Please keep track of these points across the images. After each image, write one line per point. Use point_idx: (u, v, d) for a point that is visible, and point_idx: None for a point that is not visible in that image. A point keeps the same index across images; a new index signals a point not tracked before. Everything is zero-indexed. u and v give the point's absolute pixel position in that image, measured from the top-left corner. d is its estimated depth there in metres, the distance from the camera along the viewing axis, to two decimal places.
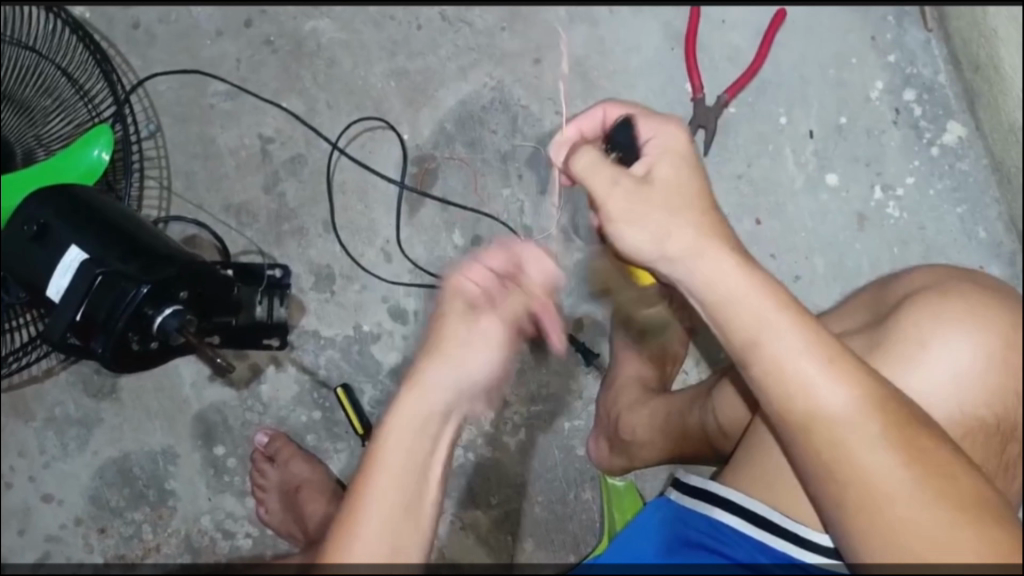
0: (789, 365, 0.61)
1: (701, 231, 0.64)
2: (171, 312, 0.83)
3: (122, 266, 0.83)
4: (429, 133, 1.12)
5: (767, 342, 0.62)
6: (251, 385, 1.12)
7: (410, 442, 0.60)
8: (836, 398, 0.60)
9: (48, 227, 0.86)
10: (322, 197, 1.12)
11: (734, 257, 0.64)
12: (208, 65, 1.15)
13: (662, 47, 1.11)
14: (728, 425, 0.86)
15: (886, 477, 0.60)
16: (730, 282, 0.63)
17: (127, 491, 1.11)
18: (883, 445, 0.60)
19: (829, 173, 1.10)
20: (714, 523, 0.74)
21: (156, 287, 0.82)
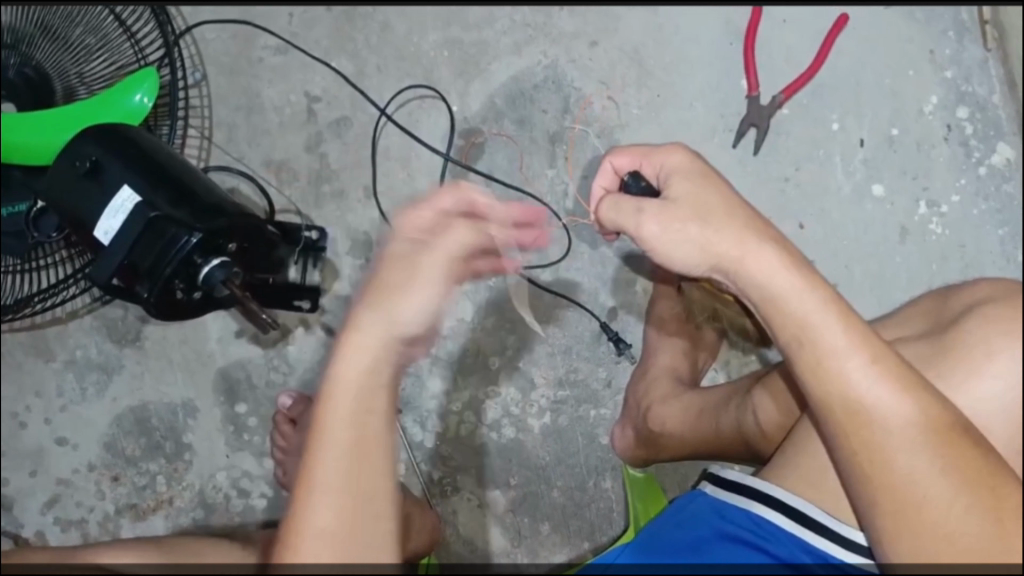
0: (833, 363, 0.61)
1: (744, 237, 0.63)
2: (218, 264, 0.81)
3: (173, 210, 0.81)
4: (478, 107, 1.11)
5: (814, 339, 0.62)
6: (277, 345, 1.11)
7: (363, 369, 0.60)
8: (882, 397, 0.61)
9: (100, 165, 0.85)
10: (365, 161, 1.11)
11: (777, 251, 0.63)
12: (260, 17, 1.13)
13: (722, 40, 1.10)
14: (771, 427, 0.85)
15: (917, 480, 0.60)
16: (782, 280, 0.62)
17: (144, 441, 1.10)
18: (918, 451, 0.60)
19: (875, 183, 1.09)
20: (753, 518, 0.74)
21: (207, 237, 0.80)
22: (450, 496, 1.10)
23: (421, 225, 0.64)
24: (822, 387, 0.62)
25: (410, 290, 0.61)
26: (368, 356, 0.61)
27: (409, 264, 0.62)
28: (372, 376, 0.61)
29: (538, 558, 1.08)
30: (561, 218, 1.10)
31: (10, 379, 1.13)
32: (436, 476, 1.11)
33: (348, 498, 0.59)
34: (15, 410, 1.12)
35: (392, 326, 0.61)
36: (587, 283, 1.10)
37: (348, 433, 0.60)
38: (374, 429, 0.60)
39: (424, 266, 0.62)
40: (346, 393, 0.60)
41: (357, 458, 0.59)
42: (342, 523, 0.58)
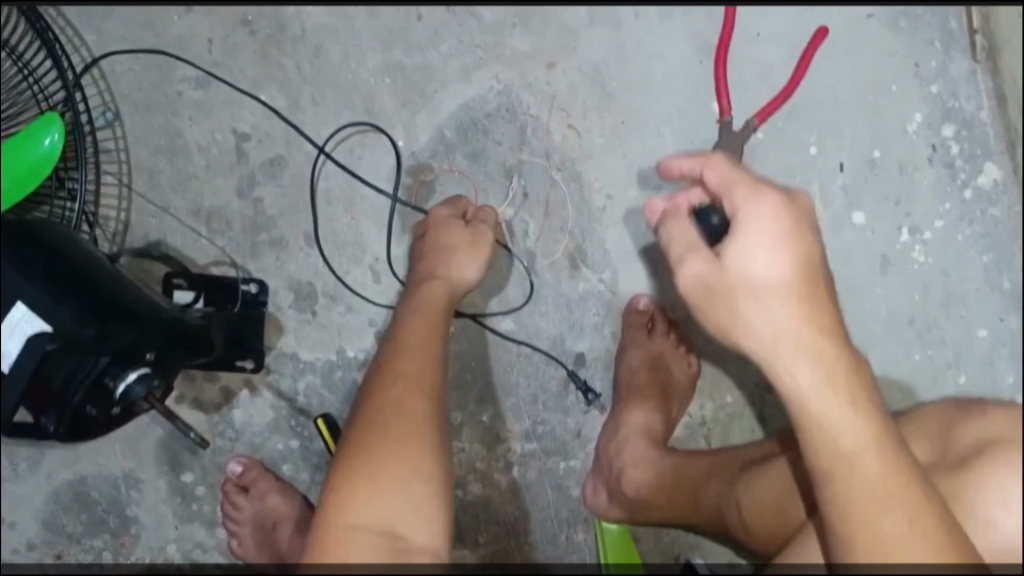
0: (782, 328, 0.62)
1: (767, 208, 0.64)
2: (137, 379, 0.70)
3: (78, 329, 0.68)
4: (427, 140, 1.00)
5: (760, 277, 0.63)
6: (221, 409, 1.03)
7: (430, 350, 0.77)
8: (879, 485, 0.58)
9: None
10: (304, 206, 1.01)
11: (773, 206, 0.64)
12: (174, 46, 1.00)
13: (690, 59, 1.00)
14: (752, 521, 0.84)
15: (823, 410, 0.60)
16: (794, 338, 0.61)
17: (85, 516, 1.03)
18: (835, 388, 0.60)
19: (856, 211, 1.02)
20: None
21: (119, 354, 0.69)
22: None
23: (453, 212, 0.94)
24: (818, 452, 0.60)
25: (470, 259, 0.90)
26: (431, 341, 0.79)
27: (471, 246, 0.91)
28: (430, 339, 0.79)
29: None
30: (522, 259, 1.02)
31: None
32: None
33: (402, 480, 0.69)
34: None
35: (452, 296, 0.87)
36: (552, 329, 1.03)
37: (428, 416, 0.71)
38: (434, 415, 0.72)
39: (461, 244, 0.92)
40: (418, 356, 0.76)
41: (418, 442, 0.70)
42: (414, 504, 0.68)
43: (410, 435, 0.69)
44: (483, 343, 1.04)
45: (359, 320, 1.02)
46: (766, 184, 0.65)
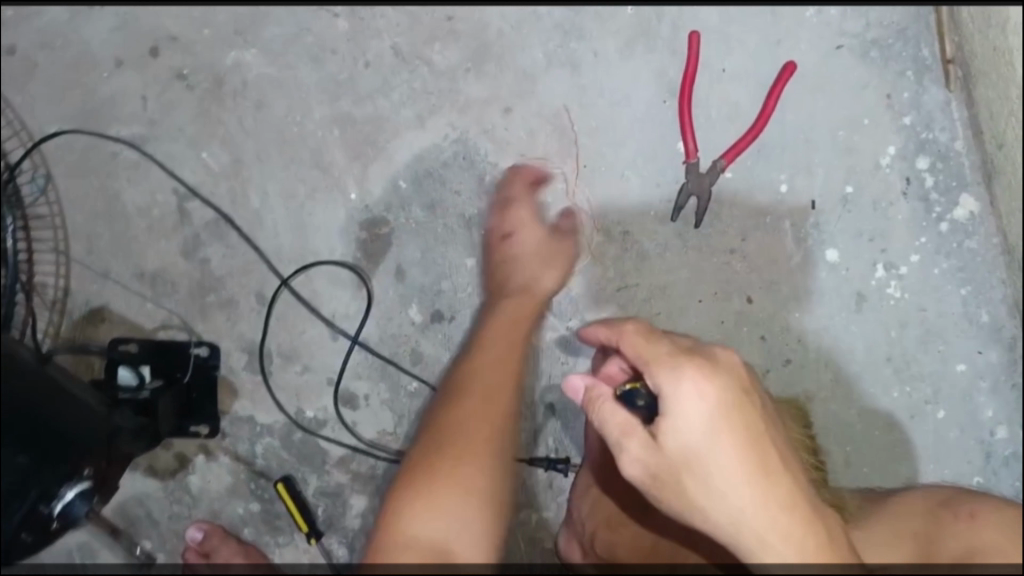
0: (729, 497, 0.62)
1: (695, 375, 0.62)
2: (76, 496, 0.69)
3: (9, 458, 0.66)
4: (380, 192, 0.96)
5: (698, 449, 0.61)
6: (178, 476, 0.99)
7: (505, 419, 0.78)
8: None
9: None
10: (255, 264, 0.96)
11: (698, 379, 0.62)
12: (105, 106, 0.95)
13: (654, 99, 0.95)
14: None
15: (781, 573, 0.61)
16: (758, 524, 0.61)
17: None
18: (783, 545, 0.61)
19: (829, 249, 0.99)
20: None
21: (54, 478, 0.67)
22: None
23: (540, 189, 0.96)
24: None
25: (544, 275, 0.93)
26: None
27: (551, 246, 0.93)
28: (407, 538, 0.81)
29: None
30: None
31: None
32: None
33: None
34: None
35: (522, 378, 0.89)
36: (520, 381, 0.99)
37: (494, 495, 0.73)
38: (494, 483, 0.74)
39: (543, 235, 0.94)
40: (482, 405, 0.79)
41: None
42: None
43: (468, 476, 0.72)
44: None
45: (318, 379, 0.98)
46: (681, 352, 0.64)
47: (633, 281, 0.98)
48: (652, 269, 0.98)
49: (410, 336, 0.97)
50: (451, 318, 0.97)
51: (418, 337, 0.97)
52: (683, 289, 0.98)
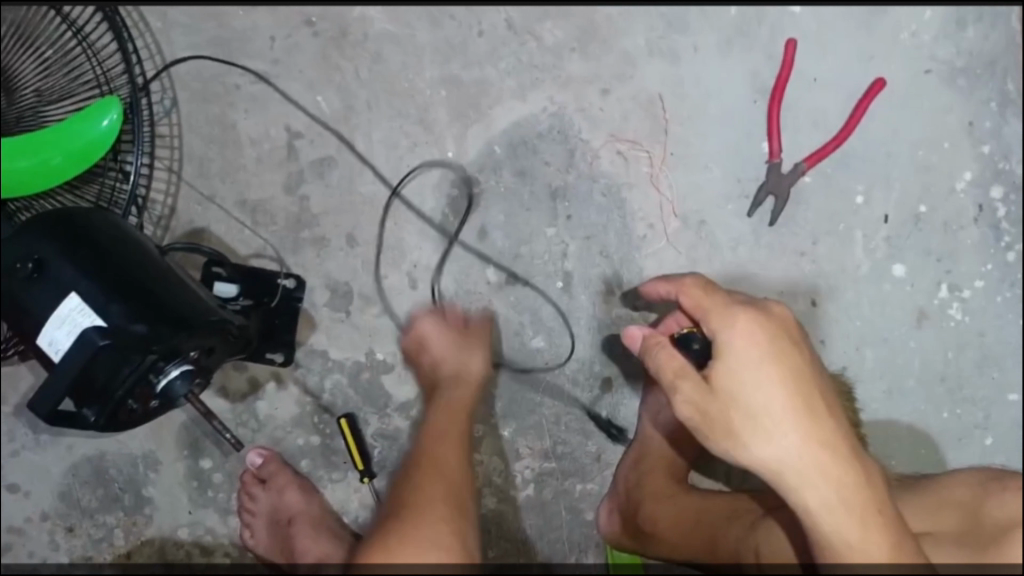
0: (774, 433, 0.62)
1: (750, 317, 0.65)
2: (179, 374, 0.73)
3: (129, 326, 0.71)
4: (476, 154, 1.01)
5: (745, 385, 0.63)
6: (247, 400, 1.03)
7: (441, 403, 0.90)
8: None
9: (44, 265, 0.74)
10: (350, 207, 1.02)
11: (753, 318, 0.65)
12: (237, 40, 1.01)
13: (744, 98, 1.01)
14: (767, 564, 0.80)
15: (823, 515, 0.61)
16: (802, 461, 0.61)
17: (101, 492, 1.04)
18: (825, 485, 0.61)
19: (896, 263, 1.02)
20: None
21: (166, 351, 0.71)
22: None
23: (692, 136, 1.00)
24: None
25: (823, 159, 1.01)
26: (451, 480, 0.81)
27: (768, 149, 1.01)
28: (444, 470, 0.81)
29: None
30: (559, 279, 1.02)
31: None
32: None
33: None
34: None
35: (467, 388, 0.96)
36: (583, 352, 1.03)
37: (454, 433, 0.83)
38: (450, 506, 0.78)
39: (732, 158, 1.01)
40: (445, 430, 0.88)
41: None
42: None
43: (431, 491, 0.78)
44: (513, 356, 1.03)
45: (391, 324, 1.03)
46: (738, 299, 0.67)
47: (703, 269, 1.01)
48: (724, 260, 1.01)
49: (484, 295, 1.02)
50: (524, 282, 1.02)
51: (491, 296, 1.03)
52: (752, 284, 1.02)
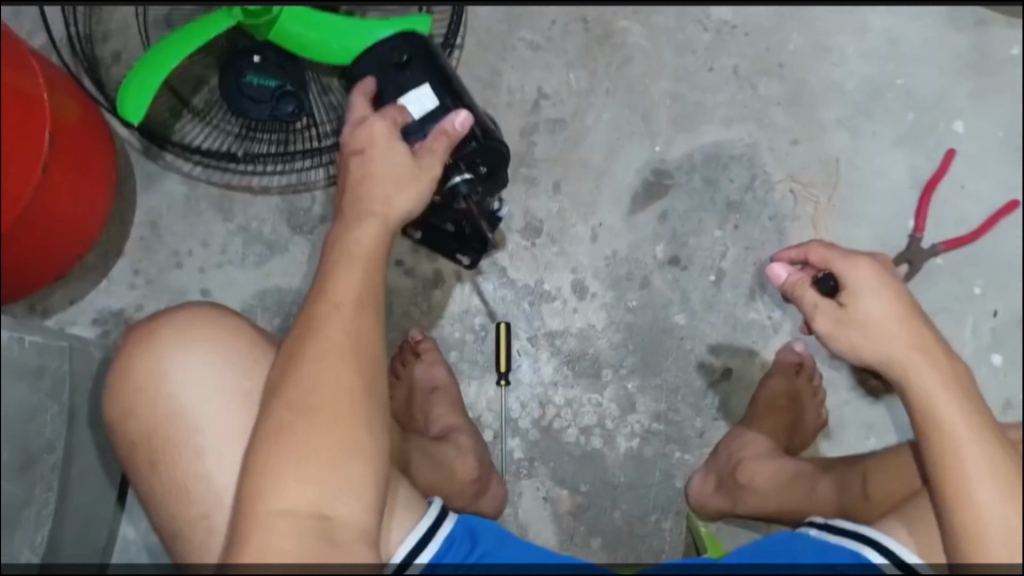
0: (890, 339, 0.80)
1: (873, 264, 0.84)
2: (466, 180, 0.95)
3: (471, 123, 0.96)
4: (678, 155, 1.24)
5: (868, 307, 0.82)
6: (428, 286, 1.21)
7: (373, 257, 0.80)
8: (993, 493, 0.73)
9: (410, 62, 1.00)
10: (565, 162, 1.24)
11: (870, 264, 0.84)
12: (526, 17, 1.28)
13: (903, 183, 1.22)
14: (875, 493, 0.91)
15: (935, 401, 0.77)
16: (910, 360, 0.79)
17: (277, 320, 1.24)
18: (937, 379, 0.78)
19: (995, 353, 1.18)
20: (858, 556, 0.82)
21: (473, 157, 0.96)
22: (522, 479, 1.18)
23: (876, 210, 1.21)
24: (946, 466, 0.75)
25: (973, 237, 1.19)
26: (377, 233, 0.81)
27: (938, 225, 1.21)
28: (363, 265, 0.79)
29: None
30: (714, 274, 1.20)
31: (185, 220, 1.27)
32: (517, 456, 1.18)
33: (311, 479, 0.71)
34: (178, 250, 1.26)
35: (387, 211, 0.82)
36: (713, 341, 1.19)
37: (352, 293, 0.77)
38: (368, 283, 0.78)
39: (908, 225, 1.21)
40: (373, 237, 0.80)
41: (344, 437, 0.73)
42: (336, 410, 0.73)
43: (318, 353, 0.75)
44: (656, 324, 1.20)
45: (564, 264, 1.21)
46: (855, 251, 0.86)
47: None
48: None
49: (648, 266, 1.21)
50: (684, 266, 1.21)
51: (653, 270, 1.21)
52: None
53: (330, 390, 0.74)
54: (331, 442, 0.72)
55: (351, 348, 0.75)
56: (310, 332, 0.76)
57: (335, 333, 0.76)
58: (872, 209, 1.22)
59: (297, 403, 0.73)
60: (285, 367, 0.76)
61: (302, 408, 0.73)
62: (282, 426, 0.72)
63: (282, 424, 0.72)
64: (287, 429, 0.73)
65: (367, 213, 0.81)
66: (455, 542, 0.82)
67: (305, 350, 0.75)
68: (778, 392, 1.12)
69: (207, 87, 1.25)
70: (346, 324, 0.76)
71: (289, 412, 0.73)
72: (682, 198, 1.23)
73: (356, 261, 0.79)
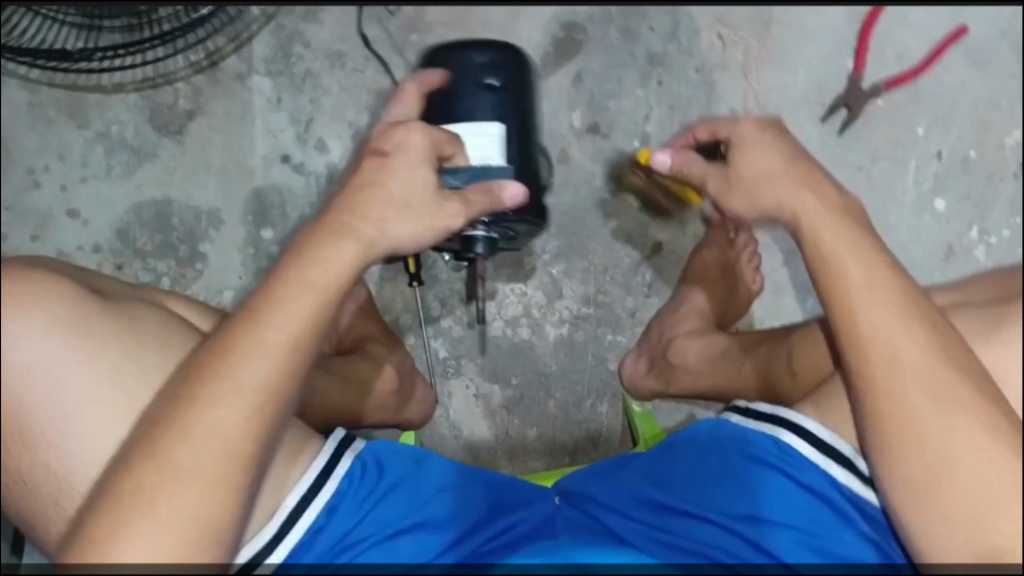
0: (787, 190, 0.69)
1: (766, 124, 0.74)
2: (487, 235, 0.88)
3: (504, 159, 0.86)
4: (589, 5, 1.08)
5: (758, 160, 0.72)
6: (321, 181, 1.08)
7: (336, 239, 0.66)
8: (898, 344, 0.63)
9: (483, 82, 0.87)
10: (461, 23, 1.08)
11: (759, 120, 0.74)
12: None
13: (840, 16, 1.09)
14: (803, 370, 0.85)
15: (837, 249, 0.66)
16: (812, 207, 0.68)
17: (159, 238, 1.10)
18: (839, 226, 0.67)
19: (938, 198, 1.10)
20: (780, 445, 0.75)
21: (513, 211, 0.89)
22: (450, 379, 1.12)
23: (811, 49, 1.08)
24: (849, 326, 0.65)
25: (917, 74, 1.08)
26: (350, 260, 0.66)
27: (877, 59, 1.09)
28: (318, 298, 0.64)
29: (516, 462, 1.11)
30: (637, 140, 1.09)
31: (35, 130, 1.11)
32: (442, 355, 1.12)
33: (202, 494, 0.59)
34: (33, 167, 1.11)
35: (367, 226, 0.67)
36: (639, 214, 1.10)
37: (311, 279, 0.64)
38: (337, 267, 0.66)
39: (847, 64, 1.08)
40: (321, 237, 0.66)
41: (249, 449, 0.61)
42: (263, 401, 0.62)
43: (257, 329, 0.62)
44: (578, 202, 1.10)
45: None
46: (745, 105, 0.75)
47: None
48: None
49: (565, 136, 1.09)
50: (605, 134, 1.09)
51: (571, 141, 1.09)
52: None
53: (255, 378, 0.62)
54: (251, 433, 0.61)
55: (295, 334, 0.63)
56: (223, 354, 0.62)
57: (276, 318, 0.63)
58: (807, 47, 1.08)
59: (208, 402, 0.61)
60: (187, 387, 0.62)
61: (222, 392, 0.61)
62: (194, 404, 0.61)
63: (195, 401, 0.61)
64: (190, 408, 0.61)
65: (345, 232, 0.66)
66: (357, 474, 0.76)
67: (212, 380, 0.61)
68: (703, 261, 1.06)
69: None
70: (268, 359, 0.62)
71: (177, 440, 0.60)
72: (597, 57, 1.09)
73: (303, 281, 0.64)
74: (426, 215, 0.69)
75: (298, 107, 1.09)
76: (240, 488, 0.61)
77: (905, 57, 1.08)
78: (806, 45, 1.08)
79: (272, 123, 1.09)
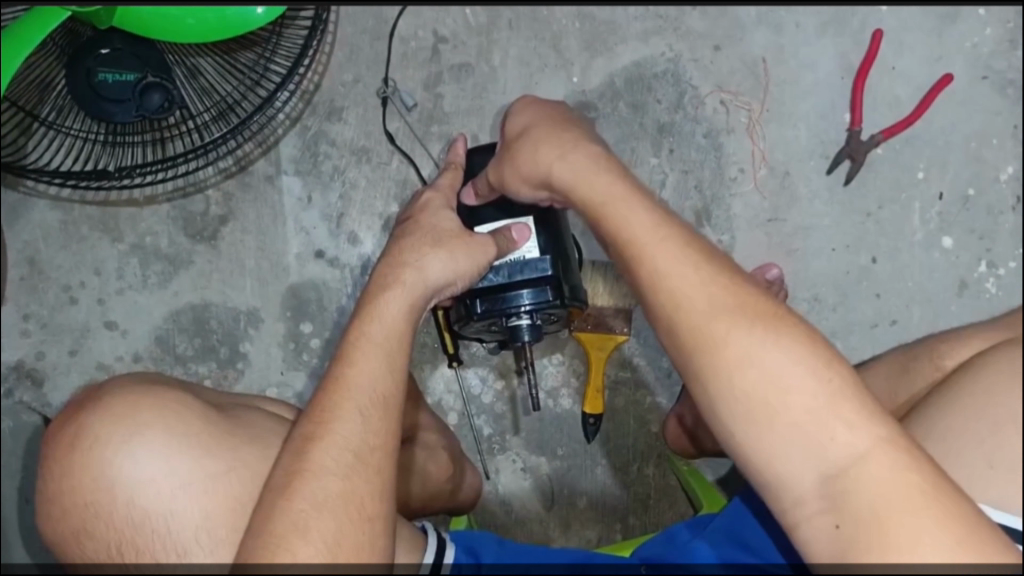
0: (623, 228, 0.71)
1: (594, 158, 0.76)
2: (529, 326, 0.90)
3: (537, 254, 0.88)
4: (598, 83, 1.14)
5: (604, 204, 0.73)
6: (357, 271, 1.12)
7: (389, 314, 0.76)
8: (748, 347, 0.63)
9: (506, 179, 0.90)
10: (478, 110, 1.13)
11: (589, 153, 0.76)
12: None
13: (834, 74, 1.15)
14: None
15: (679, 284, 0.67)
16: (648, 234, 0.70)
17: (198, 342, 1.12)
18: (675, 255, 0.69)
19: (945, 236, 1.15)
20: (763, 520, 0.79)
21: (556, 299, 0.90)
22: (496, 455, 1.14)
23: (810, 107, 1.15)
24: (654, 288, 0.68)
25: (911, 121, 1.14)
26: (404, 306, 0.77)
27: (873, 111, 1.15)
28: (384, 349, 0.74)
29: (570, 531, 1.12)
30: None
31: (66, 249, 1.13)
32: (487, 433, 1.14)
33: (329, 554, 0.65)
34: (68, 284, 1.13)
35: (420, 286, 0.79)
36: None
37: (379, 345, 0.74)
38: (395, 332, 0.75)
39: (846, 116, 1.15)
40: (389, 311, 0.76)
41: (353, 505, 0.67)
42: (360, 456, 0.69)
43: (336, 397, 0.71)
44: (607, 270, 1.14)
45: None
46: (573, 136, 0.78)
47: (781, 217, 1.15)
48: (798, 207, 1.15)
49: None
50: None
51: None
52: (807, 237, 1.15)
53: (344, 443, 0.69)
54: (350, 487, 0.67)
55: (378, 397, 0.72)
56: (319, 421, 0.70)
57: (357, 383, 0.72)
58: (807, 106, 1.15)
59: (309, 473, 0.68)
60: (291, 461, 0.69)
61: (318, 459, 0.68)
62: (296, 481, 0.67)
63: (297, 477, 0.67)
64: (295, 483, 0.67)
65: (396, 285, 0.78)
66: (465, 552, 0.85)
67: (315, 445, 0.69)
68: None
69: (54, 92, 1.01)
70: (360, 415, 0.70)
71: (289, 505, 0.66)
72: (611, 131, 1.14)
73: (379, 344, 0.74)
74: (455, 249, 0.81)
75: (328, 203, 1.13)
76: (370, 531, 0.67)
77: (898, 106, 1.15)
78: (804, 103, 1.15)
79: (304, 221, 1.13)
